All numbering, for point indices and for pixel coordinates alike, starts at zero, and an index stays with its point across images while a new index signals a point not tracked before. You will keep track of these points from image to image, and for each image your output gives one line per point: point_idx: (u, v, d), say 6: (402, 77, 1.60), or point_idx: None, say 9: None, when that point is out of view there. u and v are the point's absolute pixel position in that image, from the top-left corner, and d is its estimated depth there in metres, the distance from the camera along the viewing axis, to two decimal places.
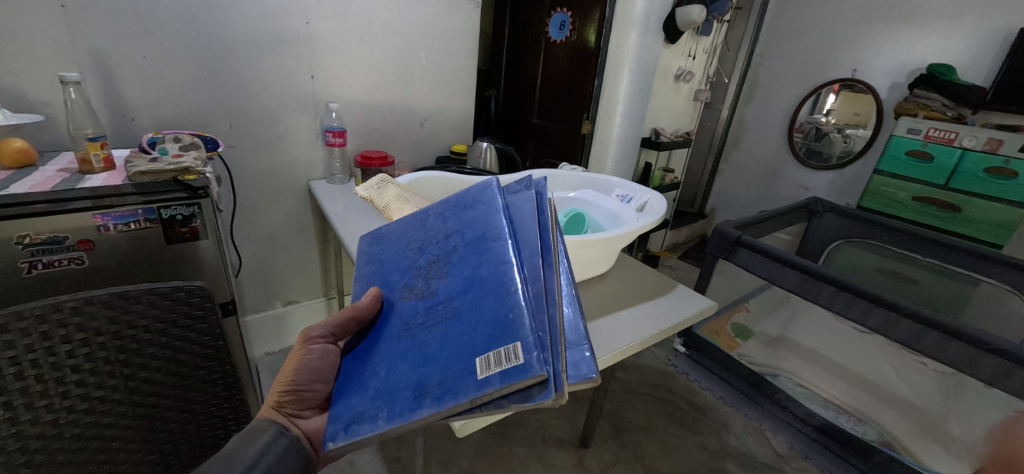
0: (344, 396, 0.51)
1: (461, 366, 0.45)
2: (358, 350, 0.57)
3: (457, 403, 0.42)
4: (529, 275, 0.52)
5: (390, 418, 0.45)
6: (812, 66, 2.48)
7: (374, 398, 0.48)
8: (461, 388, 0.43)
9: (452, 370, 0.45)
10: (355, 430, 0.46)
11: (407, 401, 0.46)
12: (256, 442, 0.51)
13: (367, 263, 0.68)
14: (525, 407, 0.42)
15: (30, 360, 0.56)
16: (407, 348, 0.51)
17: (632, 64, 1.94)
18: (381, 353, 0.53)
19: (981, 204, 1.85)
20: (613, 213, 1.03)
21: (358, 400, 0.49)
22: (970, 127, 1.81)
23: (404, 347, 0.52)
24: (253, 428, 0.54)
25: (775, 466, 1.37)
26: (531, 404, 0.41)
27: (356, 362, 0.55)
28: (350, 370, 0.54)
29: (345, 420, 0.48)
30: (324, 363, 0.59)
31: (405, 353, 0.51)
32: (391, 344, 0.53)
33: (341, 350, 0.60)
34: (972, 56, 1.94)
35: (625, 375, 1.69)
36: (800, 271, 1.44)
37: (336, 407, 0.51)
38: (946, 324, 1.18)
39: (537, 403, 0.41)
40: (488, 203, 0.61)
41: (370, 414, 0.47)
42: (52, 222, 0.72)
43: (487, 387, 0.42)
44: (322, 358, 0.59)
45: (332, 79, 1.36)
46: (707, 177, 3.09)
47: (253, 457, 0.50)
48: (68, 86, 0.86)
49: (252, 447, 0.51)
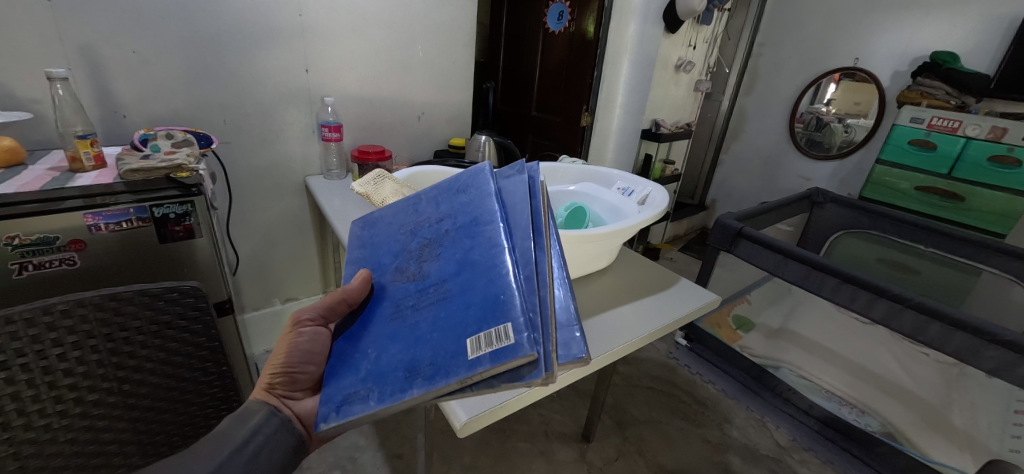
0: (335, 377, 0.50)
1: (451, 347, 0.44)
2: (348, 332, 0.55)
3: (447, 383, 0.41)
4: (521, 257, 0.50)
5: (381, 399, 0.44)
6: (813, 54, 2.45)
7: (366, 379, 0.47)
8: (453, 368, 0.42)
9: (444, 350, 0.44)
10: (346, 410, 0.45)
11: (398, 382, 0.45)
12: (249, 422, 0.51)
13: (359, 247, 0.66)
14: (515, 386, 0.42)
15: (19, 365, 0.55)
16: (398, 329, 0.50)
17: (632, 55, 1.92)
18: (372, 335, 0.52)
19: (983, 193, 1.84)
20: (613, 206, 1.02)
21: (349, 381, 0.48)
22: (973, 115, 1.79)
23: (395, 328, 0.50)
24: (245, 410, 0.53)
25: (778, 458, 1.37)
26: (520, 384, 0.41)
27: (347, 344, 0.54)
28: (341, 352, 0.53)
29: (337, 400, 0.47)
30: (316, 346, 0.59)
31: (395, 333, 0.50)
32: (382, 326, 0.52)
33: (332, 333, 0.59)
34: (976, 43, 1.92)
35: (627, 368, 1.69)
36: (802, 262, 1.43)
37: (328, 388, 0.50)
38: (949, 314, 1.17)
39: (527, 382, 0.41)
40: (480, 188, 0.60)
41: (362, 394, 0.46)
42: (42, 223, 0.71)
43: (478, 367, 0.41)
44: (313, 340, 0.59)
45: (326, 72, 1.34)
46: (707, 167, 3.07)
47: (245, 437, 0.49)
48: (55, 82, 0.83)
49: (245, 427, 0.50)
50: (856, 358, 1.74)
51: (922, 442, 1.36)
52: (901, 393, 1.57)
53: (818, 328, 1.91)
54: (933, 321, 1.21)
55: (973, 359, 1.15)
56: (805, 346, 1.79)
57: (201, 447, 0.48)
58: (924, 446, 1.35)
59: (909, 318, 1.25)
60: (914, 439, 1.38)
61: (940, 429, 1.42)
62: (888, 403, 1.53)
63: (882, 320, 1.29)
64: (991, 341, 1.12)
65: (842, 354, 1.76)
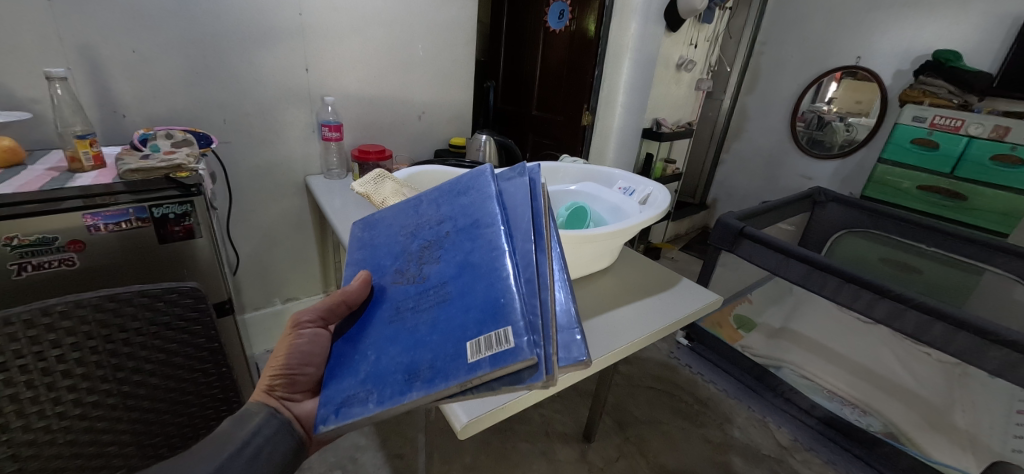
0: (335, 379, 0.50)
1: (451, 349, 0.44)
2: (348, 334, 0.55)
3: (446, 386, 0.41)
4: (522, 260, 0.50)
5: (380, 402, 0.44)
6: (815, 53, 2.44)
7: (365, 382, 0.47)
8: (452, 371, 0.42)
9: (443, 352, 0.44)
10: (345, 413, 0.45)
11: (398, 384, 0.44)
12: (249, 423, 0.51)
13: (359, 248, 0.66)
14: (515, 390, 0.41)
15: (19, 366, 0.54)
16: (398, 331, 0.50)
17: (633, 54, 1.91)
18: (371, 337, 0.52)
19: (986, 192, 1.84)
20: (615, 206, 1.02)
21: (349, 383, 0.48)
22: (976, 114, 1.78)
23: (395, 331, 0.50)
24: (245, 412, 0.53)
25: (779, 458, 1.37)
26: (521, 387, 0.40)
27: (346, 345, 0.54)
28: (340, 354, 0.53)
29: (336, 403, 0.47)
30: (316, 348, 0.58)
31: (395, 336, 0.49)
32: (382, 327, 0.52)
33: (332, 334, 0.59)
34: (978, 41, 1.91)
35: (628, 368, 1.68)
36: (804, 262, 1.42)
37: (327, 390, 0.49)
38: (951, 314, 1.17)
39: (528, 385, 0.40)
40: (481, 190, 0.59)
41: (361, 397, 0.46)
42: (41, 223, 0.70)
43: (478, 371, 0.41)
44: (313, 342, 0.58)
45: (326, 71, 1.33)
46: (708, 167, 3.06)
47: (245, 438, 0.49)
48: (54, 82, 0.83)
49: (245, 428, 0.50)
50: (858, 357, 1.73)
51: (925, 443, 1.36)
52: (903, 393, 1.56)
53: (819, 327, 1.90)
54: (936, 321, 1.20)
55: (977, 359, 1.14)
56: (806, 346, 1.79)
57: (200, 448, 0.48)
58: (926, 446, 1.35)
59: (912, 318, 1.24)
60: (916, 439, 1.38)
61: (942, 429, 1.41)
62: (890, 403, 1.52)
63: (884, 320, 1.29)
64: (994, 341, 1.11)
65: (843, 354, 1.75)
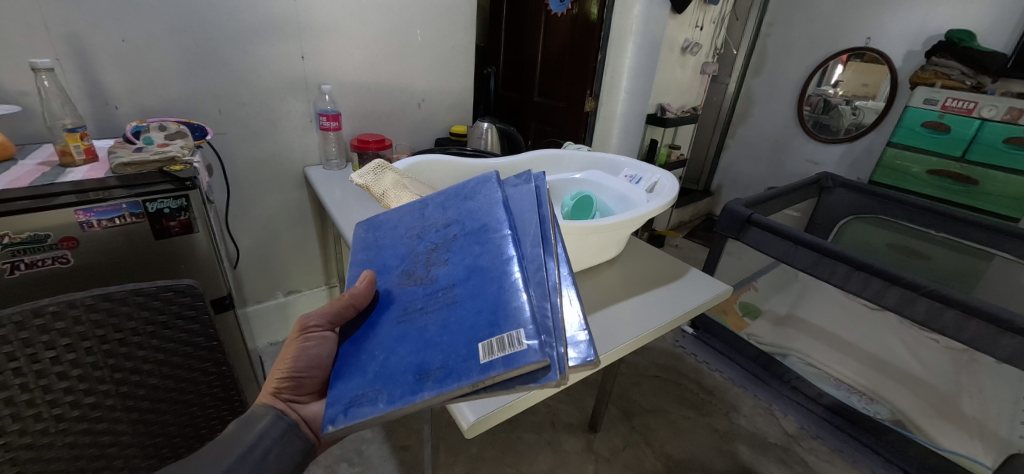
0: (341, 379, 0.47)
1: (463, 350, 0.42)
2: (354, 336, 0.53)
3: (459, 387, 0.39)
4: (532, 264, 0.49)
5: (390, 402, 0.42)
6: (823, 34, 2.37)
7: (373, 381, 0.45)
8: (464, 372, 0.40)
9: (455, 353, 0.42)
10: (354, 412, 0.43)
11: (407, 384, 0.42)
12: (255, 427, 0.50)
13: (364, 249, 0.63)
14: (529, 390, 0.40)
15: (13, 369, 0.52)
16: (406, 331, 0.48)
17: (637, 38, 1.82)
18: (379, 337, 0.50)
19: (998, 176, 1.79)
20: (622, 195, 0.99)
21: (356, 383, 0.46)
22: (991, 96, 1.74)
23: (403, 331, 0.48)
24: (251, 415, 0.51)
25: (786, 447, 1.37)
26: (534, 387, 0.39)
27: (353, 346, 0.51)
28: (346, 355, 0.51)
29: (343, 402, 0.44)
30: (323, 351, 0.56)
31: (404, 337, 0.47)
32: (389, 328, 0.50)
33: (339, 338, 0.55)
34: (993, 21, 1.85)
35: (633, 357, 1.67)
36: (813, 250, 1.39)
37: (333, 390, 0.47)
38: (963, 302, 1.14)
39: (541, 385, 0.39)
40: (488, 195, 0.57)
41: (370, 396, 0.44)
42: (31, 221, 0.68)
43: (490, 371, 0.39)
44: (321, 345, 0.55)
45: (324, 58, 1.30)
46: (713, 152, 3.02)
47: (252, 442, 0.48)
48: (40, 73, 0.80)
49: (252, 431, 0.49)
50: (864, 344, 1.72)
51: (932, 430, 1.36)
52: (910, 380, 1.55)
53: (826, 314, 1.89)
54: (948, 308, 1.18)
55: (989, 348, 1.12)
56: (813, 334, 1.78)
57: (209, 450, 0.47)
58: (933, 433, 1.35)
59: (923, 305, 1.22)
60: (924, 426, 1.37)
61: (950, 416, 1.40)
62: (898, 390, 1.51)
63: (894, 306, 1.27)
64: (1007, 329, 1.09)
65: (850, 341, 1.74)
